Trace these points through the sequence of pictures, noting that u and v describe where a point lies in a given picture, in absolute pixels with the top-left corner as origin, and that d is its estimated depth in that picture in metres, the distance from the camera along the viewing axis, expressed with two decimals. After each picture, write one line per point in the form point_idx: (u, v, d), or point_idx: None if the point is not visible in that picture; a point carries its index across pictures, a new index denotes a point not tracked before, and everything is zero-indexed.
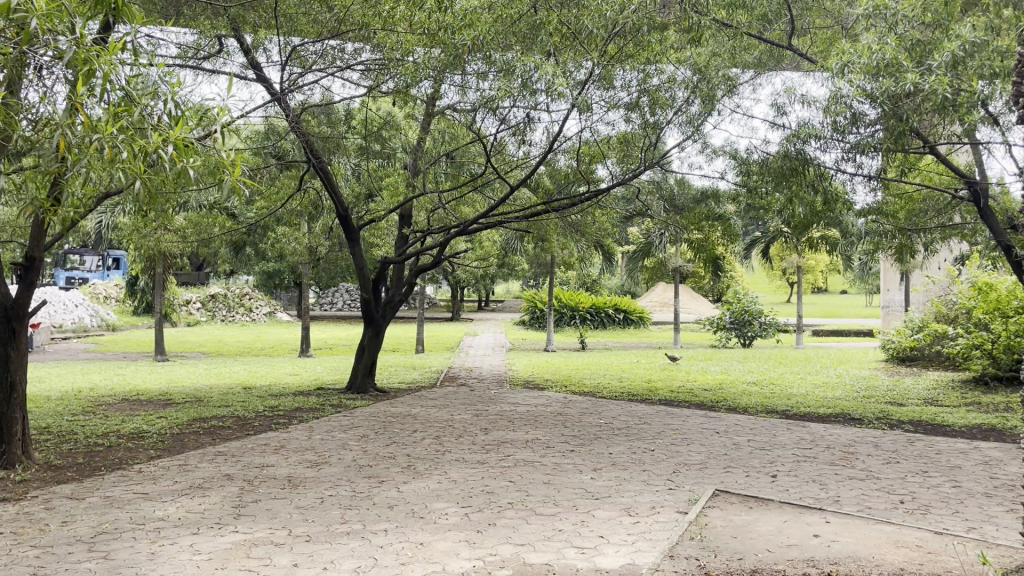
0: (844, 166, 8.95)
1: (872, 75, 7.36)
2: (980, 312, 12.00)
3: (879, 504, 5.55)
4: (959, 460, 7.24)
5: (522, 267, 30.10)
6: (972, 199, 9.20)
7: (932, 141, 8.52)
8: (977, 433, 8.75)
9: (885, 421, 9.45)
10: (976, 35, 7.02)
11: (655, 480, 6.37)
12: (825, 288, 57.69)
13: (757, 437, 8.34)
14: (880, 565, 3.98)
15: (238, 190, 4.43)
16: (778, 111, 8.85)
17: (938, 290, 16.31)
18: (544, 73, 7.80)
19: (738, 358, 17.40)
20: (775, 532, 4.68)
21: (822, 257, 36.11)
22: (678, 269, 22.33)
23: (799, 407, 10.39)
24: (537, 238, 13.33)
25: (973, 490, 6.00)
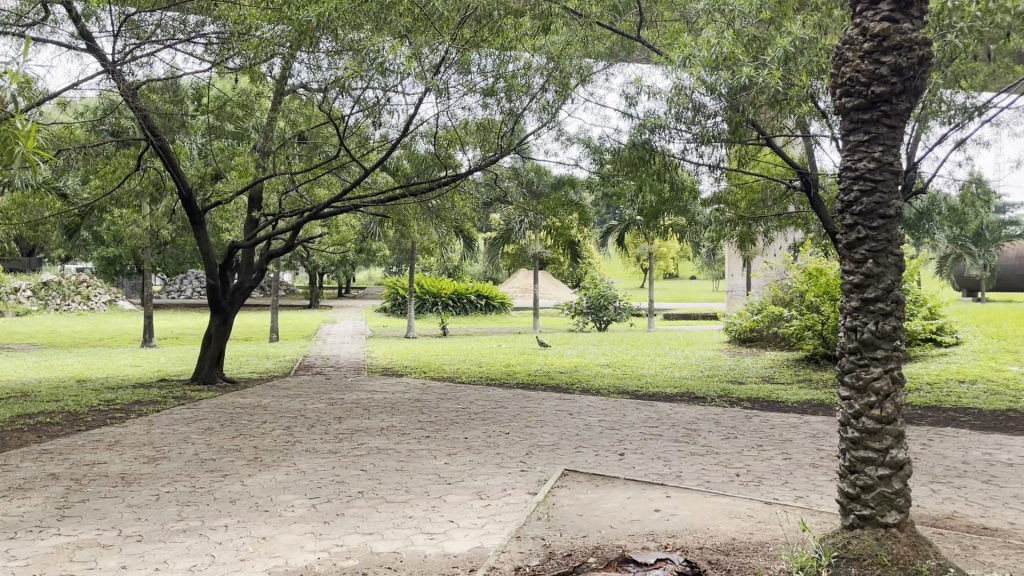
0: (692, 156, 9.26)
1: (712, 68, 7.53)
2: (812, 295, 12.92)
3: (717, 477, 5.84)
4: (790, 433, 7.73)
5: (383, 252, 29.61)
6: (804, 189, 9.86)
7: (769, 134, 8.99)
8: (807, 408, 9.41)
9: (726, 399, 9.99)
10: (805, 32, 7.38)
11: (507, 462, 6.42)
12: (676, 274, 60.42)
13: (608, 417, 8.59)
14: (714, 535, 4.16)
15: (33, 164, 3.64)
16: (627, 101, 9.07)
17: (775, 275, 17.32)
18: (395, 54, 7.68)
19: (593, 342, 17.75)
20: (619, 509, 4.81)
21: (675, 245, 37.87)
22: (536, 255, 22.76)
23: (648, 387, 10.83)
24: (396, 224, 13.17)
25: (801, 462, 6.42)
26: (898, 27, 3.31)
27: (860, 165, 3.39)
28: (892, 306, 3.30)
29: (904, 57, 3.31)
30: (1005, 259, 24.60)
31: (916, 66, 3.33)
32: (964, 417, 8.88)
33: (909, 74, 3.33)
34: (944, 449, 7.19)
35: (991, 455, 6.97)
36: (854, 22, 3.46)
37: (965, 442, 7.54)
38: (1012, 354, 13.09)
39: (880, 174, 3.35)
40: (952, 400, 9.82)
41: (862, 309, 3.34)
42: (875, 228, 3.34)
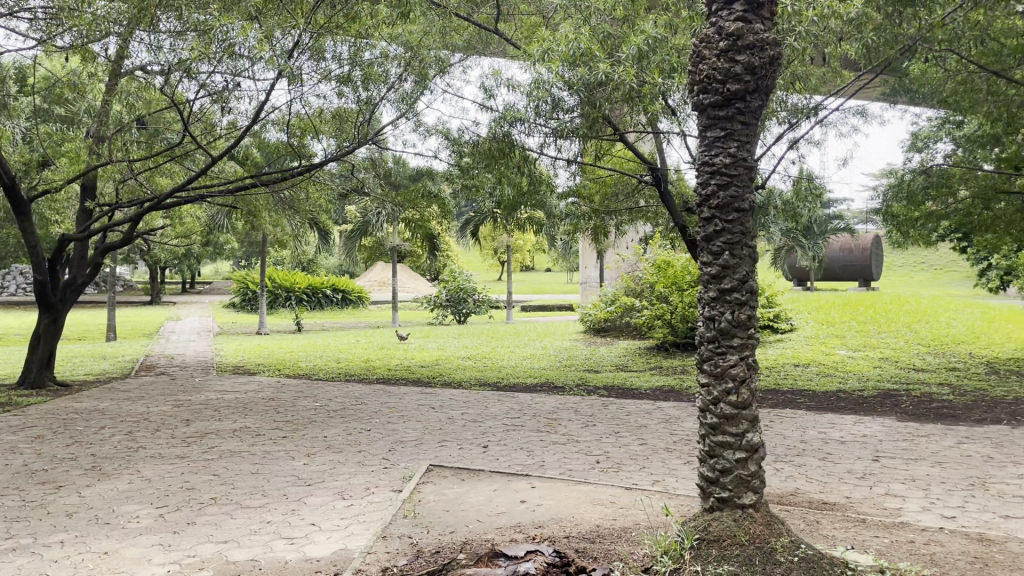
0: (549, 150, 9.38)
1: (570, 63, 7.64)
2: (661, 286, 13.43)
3: (578, 465, 5.95)
4: (645, 419, 7.99)
5: (231, 244, 28.31)
6: (655, 183, 10.23)
7: (622, 130, 9.25)
8: (660, 394, 9.79)
9: (583, 387, 10.24)
10: (657, 31, 7.60)
11: (369, 460, 6.27)
12: (532, 266, 61.42)
13: (470, 409, 8.58)
14: (580, 524, 4.21)
15: None
16: (485, 93, 9.06)
17: (627, 267, 17.89)
18: (245, 36, 7.28)
19: (453, 335, 17.72)
20: (485, 502, 4.79)
21: (532, 237, 38.45)
22: (394, 247, 22.45)
23: (508, 378, 10.93)
24: (246, 216, 12.62)
25: (656, 447, 6.66)
26: (751, 27, 3.44)
27: (717, 160, 3.50)
28: (746, 296, 3.45)
29: (757, 57, 3.45)
30: (831, 251, 26.45)
31: (768, 65, 3.48)
32: (800, 398, 9.51)
33: (761, 73, 3.47)
34: (785, 430, 7.66)
35: (826, 434, 7.49)
36: (709, 21, 3.56)
37: (803, 422, 8.07)
38: (839, 339, 14.15)
39: (735, 169, 3.48)
40: (789, 383, 10.50)
41: (718, 300, 3.46)
42: (730, 221, 3.47)
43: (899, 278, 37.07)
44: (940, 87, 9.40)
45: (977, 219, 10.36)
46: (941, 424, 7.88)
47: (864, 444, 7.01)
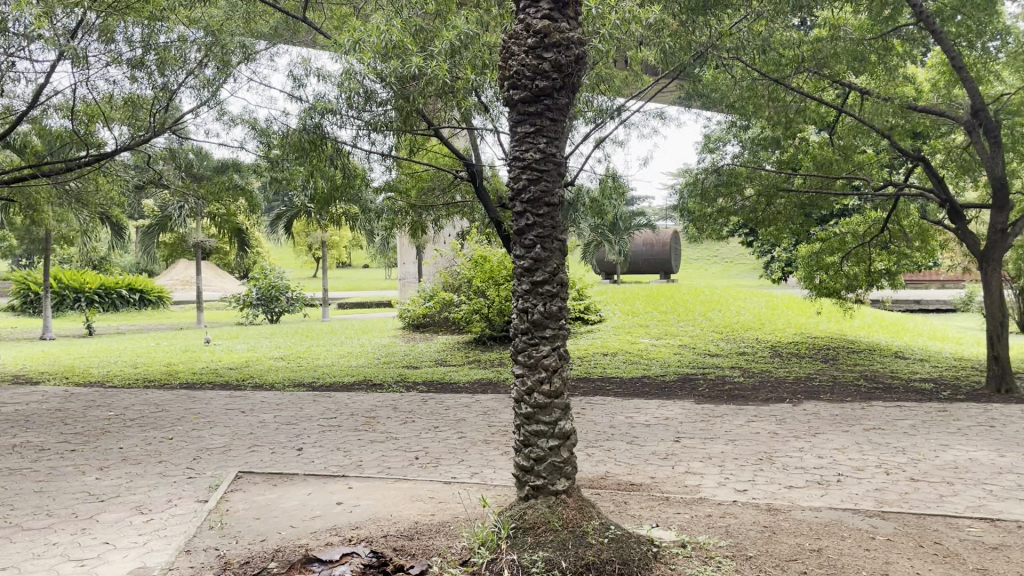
0: (363, 144, 9.20)
1: (382, 55, 7.51)
2: (478, 281, 13.61)
3: (397, 462, 5.88)
4: (463, 412, 8.05)
5: (8, 241, 25.55)
6: (471, 179, 10.31)
7: (437, 125, 9.25)
8: (478, 387, 9.90)
9: (402, 384, 10.15)
10: (470, 28, 7.62)
11: (172, 470, 5.87)
12: (348, 262, 60.26)
13: (283, 412, 8.26)
14: (397, 522, 4.16)
15: None
16: (294, 83, 8.72)
17: (444, 262, 18.00)
18: (19, 11, 6.60)
19: (265, 335, 17.02)
20: (299, 506, 4.62)
21: (346, 232, 37.64)
22: (198, 244, 21.19)
23: (324, 378, 10.63)
24: (25, 209, 11.42)
25: (474, 439, 6.72)
26: (557, 25, 3.52)
27: (527, 155, 3.56)
28: (557, 289, 3.53)
29: (563, 55, 3.54)
30: (635, 246, 27.83)
31: (574, 63, 3.58)
32: (610, 385, 9.97)
33: (568, 71, 3.57)
34: (595, 416, 7.98)
35: (633, 418, 7.89)
36: (518, 18, 3.61)
37: (612, 408, 8.45)
38: (644, 328, 14.98)
39: (545, 165, 3.56)
40: (599, 371, 10.97)
41: (531, 292, 3.52)
42: (541, 215, 3.54)
43: (696, 270, 39.81)
44: (727, 93, 10.14)
45: (761, 215, 11.31)
46: (734, 404, 8.53)
47: (666, 426, 7.45)
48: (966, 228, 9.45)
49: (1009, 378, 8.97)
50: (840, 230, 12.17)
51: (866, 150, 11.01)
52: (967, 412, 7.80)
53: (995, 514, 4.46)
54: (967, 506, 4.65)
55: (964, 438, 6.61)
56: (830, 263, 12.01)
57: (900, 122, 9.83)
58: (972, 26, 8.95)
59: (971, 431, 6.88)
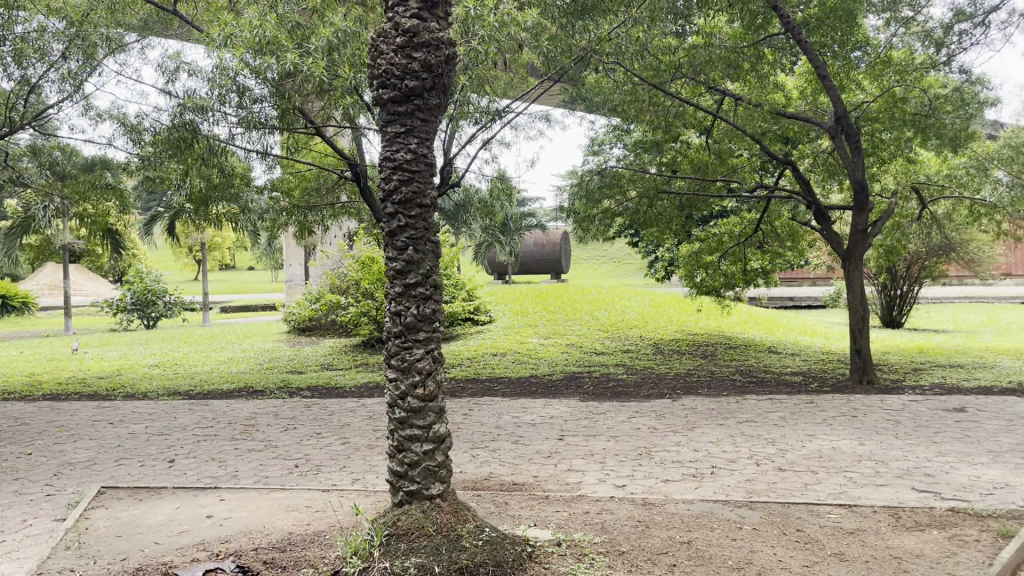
0: (241, 141, 8.85)
1: (255, 51, 7.27)
2: (366, 283, 13.40)
3: (275, 471, 5.70)
4: (348, 418, 7.90)
5: None
6: (355, 179, 10.14)
7: (320, 124, 9.05)
8: (364, 391, 9.75)
9: (285, 390, 9.87)
10: (348, 26, 7.46)
11: (29, 488, 5.49)
12: (233, 265, 58.28)
13: (156, 422, 7.88)
14: (270, 534, 4.03)
15: None
16: (165, 77, 8.34)
17: (331, 264, 17.63)
18: None
19: (140, 342, 16.23)
20: (165, 522, 4.41)
21: (230, 234, 36.38)
22: (66, 246, 20.01)
23: (202, 385, 10.21)
24: None
25: (357, 445, 6.60)
26: (426, 25, 3.49)
27: (398, 156, 3.51)
28: (430, 291, 3.51)
29: (432, 55, 3.51)
30: (525, 247, 28.07)
31: (444, 64, 3.56)
32: (498, 386, 10.00)
33: (438, 71, 3.54)
34: (482, 417, 7.98)
35: (519, 417, 7.94)
36: (387, 16, 3.56)
37: (499, 408, 8.48)
38: (532, 328, 15.12)
39: (417, 165, 3.52)
40: (487, 372, 10.99)
41: (404, 295, 3.48)
42: (413, 216, 3.50)
43: (585, 271, 40.52)
44: (609, 96, 10.33)
45: (644, 216, 11.61)
46: (617, 401, 8.71)
47: (551, 425, 7.53)
48: (831, 228, 9.97)
49: (870, 370, 9.52)
50: (718, 230, 12.63)
51: (740, 154, 11.46)
52: (832, 403, 8.24)
53: (853, 500, 4.72)
54: (828, 493, 4.90)
55: (828, 428, 6.98)
56: (709, 262, 12.44)
57: (771, 127, 10.28)
58: (834, 37, 9.46)
59: (835, 421, 7.27)
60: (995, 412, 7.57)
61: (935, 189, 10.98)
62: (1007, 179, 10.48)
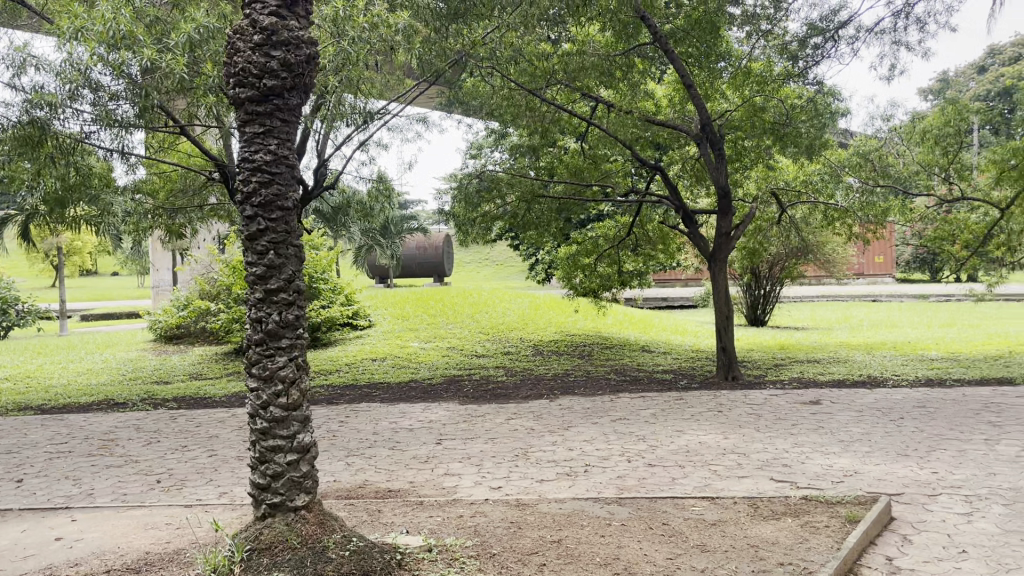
0: (96, 139, 8.37)
1: (110, 46, 6.88)
2: (238, 288, 12.94)
3: (135, 488, 5.41)
4: (217, 429, 7.60)
5: None
6: (223, 181, 9.77)
7: (185, 123, 8.67)
8: (235, 400, 9.40)
9: (150, 402, 9.38)
10: (211, 22, 7.16)
11: None
12: (96, 270, 55.06)
13: (3, 440, 7.33)
14: (125, 554, 3.81)
15: None
16: (10, 69, 7.78)
17: (201, 268, 16.93)
18: None
19: None
20: (9, 547, 4.10)
21: (91, 237, 34.34)
22: None
23: (57, 399, 9.57)
24: None
25: (226, 456, 6.35)
26: (286, 23, 3.41)
27: (257, 157, 3.40)
28: (293, 296, 3.42)
29: (292, 54, 3.42)
30: (407, 249, 27.85)
31: (304, 63, 3.47)
32: (376, 392, 9.86)
33: (298, 71, 3.46)
34: (358, 424, 7.85)
35: (396, 423, 7.86)
36: (244, 13, 3.45)
37: (376, 414, 8.36)
38: (413, 332, 15.01)
39: (277, 167, 3.42)
40: (365, 377, 10.81)
41: (265, 301, 3.37)
42: (274, 220, 3.39)
43: (468, 273, 40.61)
44: (486, 100, 10.38)
45: (522, 219, 11.72)
46: (495, 404, 8.75)
47: (429, 430, 7.49)
48: (698, 232, 10.37)
49: (735, 367, 9.94)
50: (593, 234, 12.91)
51: (614, 159, 11.76)
52: (701, 399, 8.56)
53: (717, 492, 4.91)
54: (694, 486, 5.08)
55: (696, 424, 7.25)
56: (586, 264, 12.71)
57: (643, 134, 10.61)
58: (700, 47, 9.84)
59: (702, 416, 7.56)
60: (846, 404, 8.07)
61: (792, 194, 11.62)
62: (857, 185, 11.21)
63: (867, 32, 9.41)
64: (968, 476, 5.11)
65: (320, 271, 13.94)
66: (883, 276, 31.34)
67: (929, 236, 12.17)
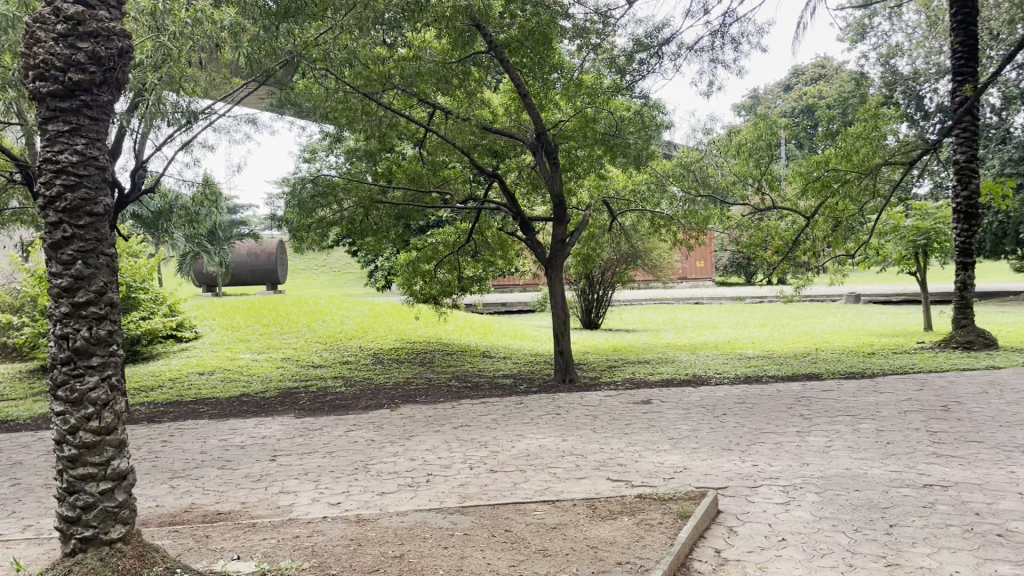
0: None
1: None
2: (45, 299, 11.85)
3: None
4: (20, 455, 6.88)
5: None
6: (26, 182, 8.91)
7: None
8: (43, 422, 8.57)
9: None
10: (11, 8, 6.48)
11: None
12: None
13: None
14: None
15: None
16: None
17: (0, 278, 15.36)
18: None
19: None
20: None
21: None
22: None
23: None
24: None
25: (31, 485, 5.76)
26: (94, 13, 3.14)
27: (61, 158, 3.10)
28: (105, 310, 3.14)
29: (102, 46, 3.17)
30: (237, 256, 26.64)
31: (115, 58, 3.22)
32: (204, 407, 9.31)
33: (109, 65, 3.20)
34: (184, 443, 7.37)
35: (227, 440, 7.44)
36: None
37: (204, 432, 7.89)
38: (244, 343, 14.35)
39: (85, 168, 3.13)
40: (193, 393, 10.19)
41: (72, 315, 3.07)
42: (83, 226, 3.10)
43: (302, 281, 39.40)
44: (321, 103, 10.11)
45: (360, 226, 11.47)
46: (333, 415, 8.49)
47: (262, 446, 7.16)
48: (535, 239, 10.55)
49: (572, 370, 10.21)
50: (433, 240, 12.86)
51: (451, 166, 11.78)
52: (539, 403, 8.72)
53: (557, 494, 4.99)
54: (535, 490, 5.14)
55: (536, 427, 7.37)
56: (426, 271, 12.66)
57: (480, 142, 10.75)
58: (533, 57, 10.02)
59: (542, 420, 7.69)
60: (675, 402, 8.47)
61: (622, 202, 12.10)
62: (681, 194, 11.92)
63: (688, 50, 9.94)
64: (784, 467, 5.49)
65: (140, 280, 13.04)
66: (703, 279, 33.39)
67: (745, 243, 13.05)
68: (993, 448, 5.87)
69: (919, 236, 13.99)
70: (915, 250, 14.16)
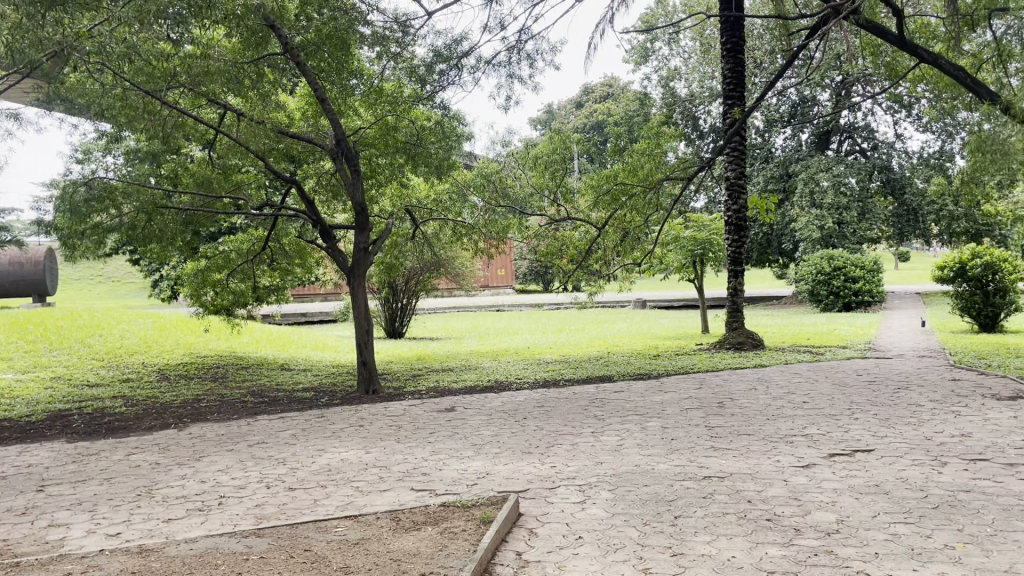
0: None
1: None
2: None
3: None
4: None
5: None
6: None
7: None
8: None
9: None
10: None
11: None
12: None
13: None
14: None
15: None
16: None
17: None
18: None
19: None
20: None
21: None
22: None
23: None
24: None
25: None
26: None
27: None
28: None
29: None
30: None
31: None
32: None
33: None
34: None
35: None
36: None
37: None
38: (4, 362, 12.87)
39: None
40: None
41: None
42: None
43: (76, 292, 35.97)
44: (94, 100, 9.13)
45: (140, 234, 10.50)
46: (112, 438, 7.81)
47: (28, 475, 6.45)
48: (336, 247, 10.29)
49: (375, 381, 10.07)
50: (224, 248, 12.14)
51: (245, 171, 11.26)
52: (340, 416, 8.52)
53: (359, 509, 4.89)
54: (336, 506, 5.01)
55: (337, 441, 7.19)
56: (217, 280, 11.98)
57: (277, 145, 10.01)
58: (331, 62, 9.79)
59: (343, 432, 7.51)
60: (477, 409, 8.59)
61: (424, 211, 12.11)
62: (481, 205, 12.12)
63: (486, 64, 10.15)
64: (580, 467, 5.73)
65: None
66: (504, 288, 34.14)
67: (542, 252, 13.50)
68: (762, 440, 6.46)
69: (697, 246, 15.20)
70: (693, 259, 15.35)
